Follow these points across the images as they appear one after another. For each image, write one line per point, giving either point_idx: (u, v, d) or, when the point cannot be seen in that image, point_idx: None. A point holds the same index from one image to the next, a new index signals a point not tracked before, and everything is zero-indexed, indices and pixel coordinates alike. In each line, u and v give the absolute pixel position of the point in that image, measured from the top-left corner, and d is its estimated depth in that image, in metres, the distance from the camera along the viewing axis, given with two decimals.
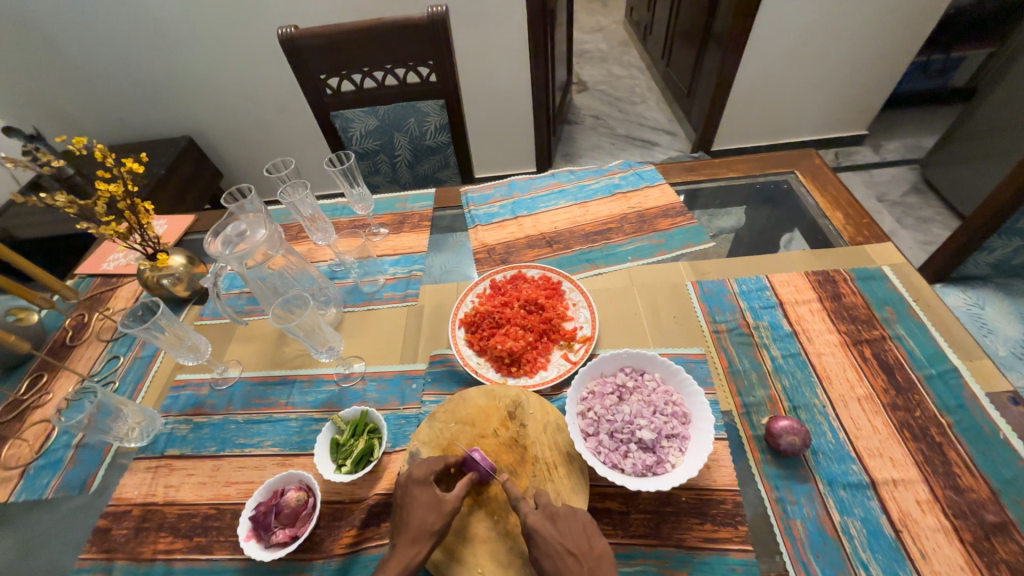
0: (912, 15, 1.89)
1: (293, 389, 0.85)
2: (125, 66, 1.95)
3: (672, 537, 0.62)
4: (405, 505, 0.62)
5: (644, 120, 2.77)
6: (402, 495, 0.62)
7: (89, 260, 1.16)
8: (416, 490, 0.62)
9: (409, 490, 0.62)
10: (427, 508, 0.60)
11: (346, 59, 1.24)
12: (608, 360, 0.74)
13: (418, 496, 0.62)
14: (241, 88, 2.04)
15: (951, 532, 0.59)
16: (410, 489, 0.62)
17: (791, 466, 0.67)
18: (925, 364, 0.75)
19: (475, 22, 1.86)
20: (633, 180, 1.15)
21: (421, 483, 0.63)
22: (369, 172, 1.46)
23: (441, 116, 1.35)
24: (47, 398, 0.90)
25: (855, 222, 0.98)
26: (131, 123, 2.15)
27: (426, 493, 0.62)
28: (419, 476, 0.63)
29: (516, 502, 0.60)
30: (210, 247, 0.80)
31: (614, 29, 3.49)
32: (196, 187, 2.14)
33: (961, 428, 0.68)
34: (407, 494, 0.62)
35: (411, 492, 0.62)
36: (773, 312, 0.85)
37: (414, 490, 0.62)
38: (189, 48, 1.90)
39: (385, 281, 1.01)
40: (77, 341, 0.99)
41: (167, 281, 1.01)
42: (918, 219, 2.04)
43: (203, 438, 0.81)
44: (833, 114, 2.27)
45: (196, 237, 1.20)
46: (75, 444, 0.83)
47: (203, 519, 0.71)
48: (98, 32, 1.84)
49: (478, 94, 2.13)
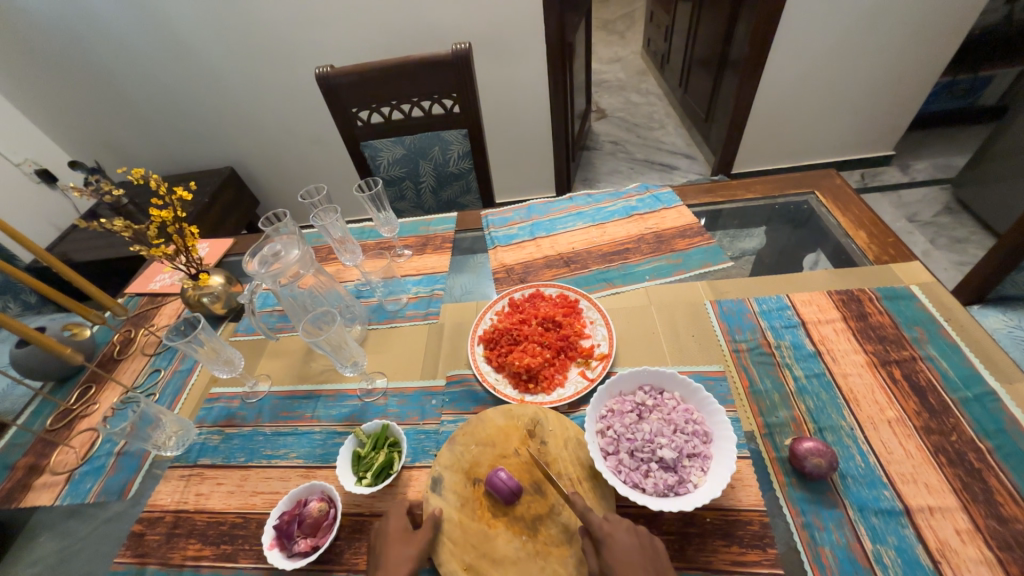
0: (934, 37, 1.89)
1: (318, 403, 0.88)
2: (178, 105, 2.14)
3: (698, 559, 0.61)
4: (387, 533, 0.63)
5: (661, 145, 2.81)
6: (388, 524, 0.64)
7: (138, 280, 1.25)
8: (396, 520, 0.64)
9: (394, 521, 0.64)
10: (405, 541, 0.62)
11: (376, 94, 1.33)
12: (626, 377, 0.74)
13: (400, 528, 0.63)
14: (279, 122, 2.19)
15: (997, 565, 0.56)
16: (392, 519, 0.65)
17: (818, 489, 0.65)
18: (960, 386, 0.72)
19: (496, 57, 1.97)
20: (650, 202, 1.17)
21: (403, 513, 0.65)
22: (395, 198, 1.53)
23: (463, 145, 1.42)
24: (94, 408, 0.97)
25: (880, 241, 0.96)
26: (181, 155, 2.33)
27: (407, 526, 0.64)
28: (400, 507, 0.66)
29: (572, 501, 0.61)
30: (248, 266, 0.85)
31: (631, 60, 3.60)
32: (234, 213, 2.28)
33: (1002, 453, 0.64)
34: (395, 523, 0.64)
35: (393, 522, 0.64)
36: (795, 331, 0.84)
37: (396, 519, 0.64)
38: (235, 87, 2.06)
39: (408, 300, 1.05)
40: (123, 355, 1.06)
41: (206, 299, 1.07)
42: (952, 239, 1.97)
43: (233, 449, 0.84)
44: (857, 135, 2.24)
45: (234, 258, 1.28)
46: (117, 451, 0.88)
47: (230, 527, 0.73)
48: (157, 75, 2.04)
49: (499, 123, 2.21)
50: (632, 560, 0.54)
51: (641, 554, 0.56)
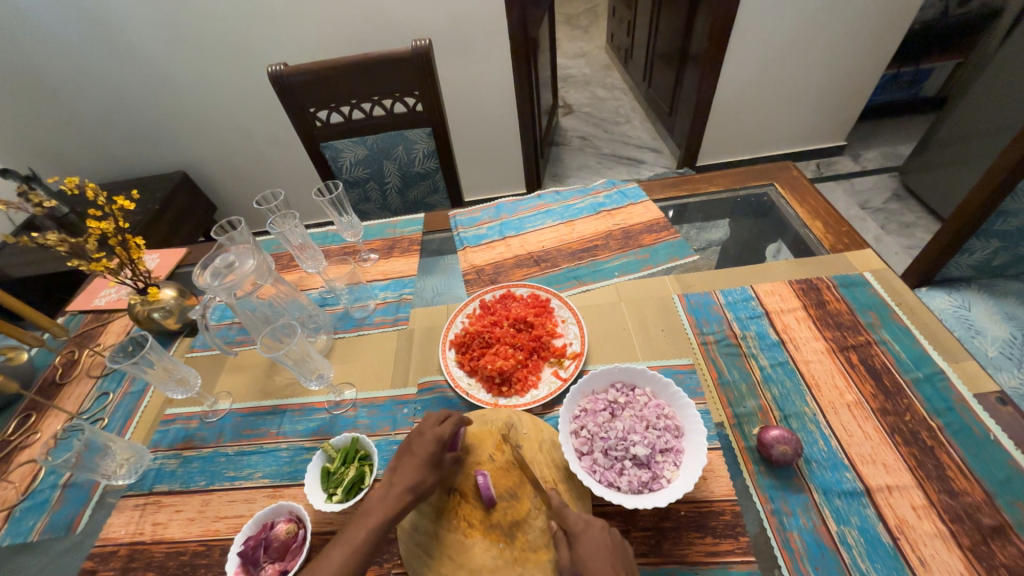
0: (880, 32, 1.98)
1: (283, 418, 0.85)
2: (122, 107, 2.01)
3: (673, 553, 0.61)
4: (416, 453, 0.64)
5: (628, 139, 2.84)
6: (422, 445, 0.64)
7: (80, 297, 1.17)
8: (431, 445, 0.64)
9: (430, 446, 0.64)
10: (428, 467, 0.64)
11: (334, 93, 1.28)
12: (598, 376, 0.74)
13: (430, 454, 0.64)
14: (234, 122, 2.08)
15: (949, 538, 0.59)
16: (429, 442, 0.64)
17: (785, 475, 0.67)
18: (911, 367, 0.75)
19: (460, 53, 1.93)
20: (617, 199, 1.17)
21: (441, 441, 0.65)
22: (360, 200, 1.49)
23: (428, 143, 1.39)
24: (35, 438, 0.89)
25: (835, 230, 1.00)
26: (127, 160, 2.19)
27: (438, 455, 0.65)
28: (443, 436, 0.65)
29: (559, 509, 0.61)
30: (199, 279, 0.80)
31: (596, 54, 3.62)
32: (189, 220, 2.17)
33: (951, 430, 0.68)
34: (428, 447, 0.64)
35: (428, 446, 0.64)
36: (760, 322, 0.86)
37: (430, 444, 0.64)
38: (184, 87, 1.95)
39: (375, 306, 1.02)
40: (66, 379, 0.98)
41: (157, 314, 1.01)
42: (900, 224, 2.08)
43: (192, 472, 0.79)
44: (813, 126, 2.33)
45: (187, 270, 1.21)
46: (62, 483, 0.82)
47: (191, 556, 0.69)
48: (97, 75, 1.90)
49: (466, 121, 2.18)
50: (598, 557, 0.55)
51: (611, 552, 0.56)
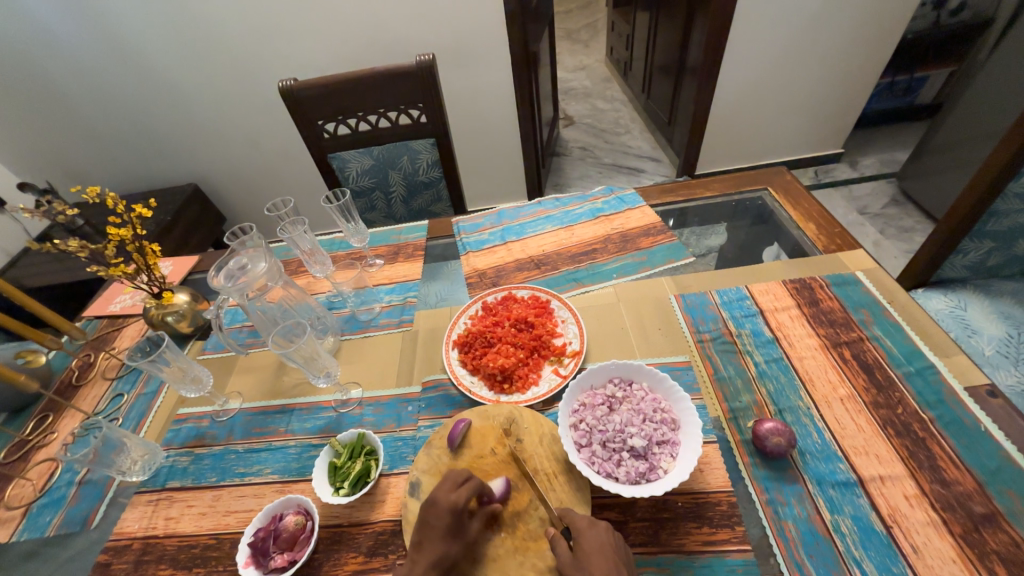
0: (871, 43, 2.03)
1: (291, 417, 0.87)
2: (138, 122, 2.08)
3: (671, 542, 0.63)
4: (433, 527, 0.59)
5: (628, 149, 2.89)
6: (439, 518, 0.59)
7: (96, 302, 1.21)
8: (447, 516, 0.59)
9: (446, 517, 0.59)
10: (449, 537, 0.59)
11: (341, 106, 1.33)
12: (596, 371, 0.76)
13: (449, 525, 0.59)
14: (244, 136, 2.15)
15: (941, 526, 0.60)
16: (444, 513, 0.59)
17: (780, 467, 0.68)
18: (903, 362, 0.77)
19: (464, 67, 2.00)
20: (615, 204, 1.21)
21: (457, 511, 0.59)
22: (366, 209, 1.53)
23: (432, 153, 1.44)
24: (52, 437, 0.92)
25: (827, 232, 1.03)
26: (141, 174, 2.26)
27: (457, 522, 0.59)
28: (460, 502, 0.60)
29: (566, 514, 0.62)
30: (213, 281, 0.84)
31: (596, 68, 3.70)
32: (199, 231, 2.22)
33: (943, 422, 0.69)
34: (445, 520, 0.59)
35: (444, 517, 0.59)
36: (754, 320, 0.88)
37: (447, 515, 0.59)
38: (197, 103, 2.03)
39: (381, 309, 1.05)
40: (82, 381, 1.01)
41: (171, 318, 1.04)
42: (899, 229, 2.10)
43: (203, 469, 0.82)
44: (809, 134, 2.37)
45: (200, 276, 1.25)
46: (78, 481, 0.84)
47: (202, 549, 0.71)
48: (115, 92, 1.98)
49: (468, 132, 2.24)
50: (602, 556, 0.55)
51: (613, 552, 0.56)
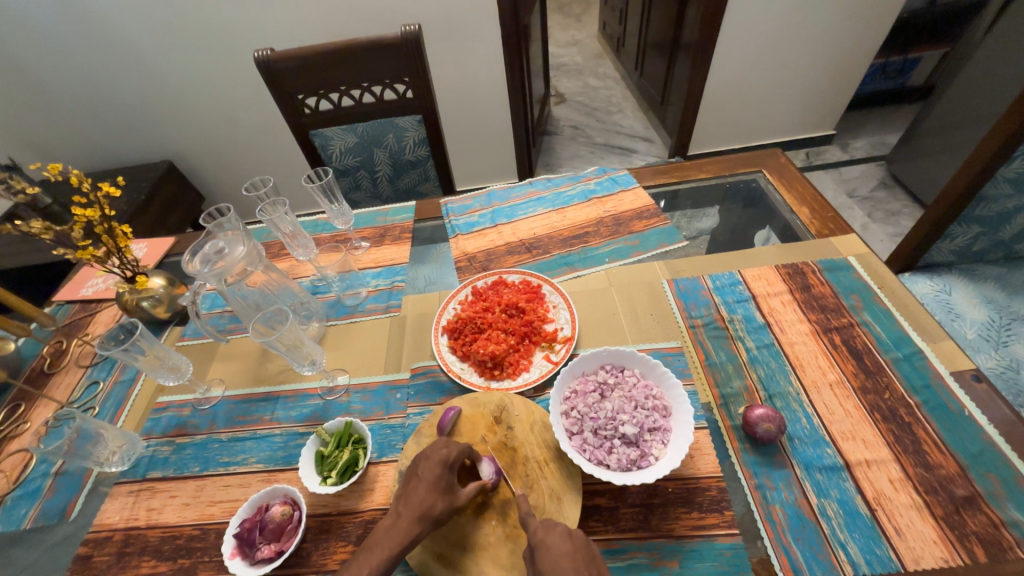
0: (870, 22, 1.98)
1: (276, 405, 0.85)
2: (104, 93, 1.96)
3: (661, 528, 0.63)
4: (421, 477, 0.61)
5: (620, 128, 2.84)
6: (428, 470, 0.62)
7: (67, 286, 1.16)
8: (436, 468, 0.62)
9: (436, 470, 0.62)
10: (438, 492, 0.60)
11: (322, 80, 1.26)
12: (588, 358, 0.75)
13: (438, 479, 0.61)
14: (220, 111, 2.05)
15: (924, 508, 0.61)
16: (433, 467, 0.62)
17: (768, 453, 0.69)
18: (891, 347, 0.78)
19: (451, 41, 1.92)
20: (608, 185, 1.18)
21: (446, 465, 0.62)
22: (350, 188, 1.47)
23: (418, 131, 1.38)
24: (24, 427, 0.89)
25: (821, 216, 1.02)
26: (111, 150, 2.15)
27: (446, 479, 0.61)
28: (450, 457, 0.63)
29: (523, 520, 0.59)
30: (188, 266, 0.80)
31: (588, 43, 3.59)
32: (176, 210, 2.14)
33: (928, 407, 0.70)
34: (435, 473, 0.61)
35: (433, 469, 0.62)
36: (747, 305, 0.88)
37: (437, 467, 0.62)
38: (166, 73, 1.91)
39: (367, 293, 1.02)
40: (55, 368, 0.98)
41: (146, 303, 1.00)
42: (886, 212, 2.12)
43: (185, 459, 0.80)
44: (802, 114, 2.34)
45: (176, 259, 1.20)
46: (54, 472, 0.82)
47: (187, 540, 0.70)
48: (77, 62, 1.85)
49: (457, 109, 2.16)
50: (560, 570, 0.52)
51: (573, 562, 0.53)
